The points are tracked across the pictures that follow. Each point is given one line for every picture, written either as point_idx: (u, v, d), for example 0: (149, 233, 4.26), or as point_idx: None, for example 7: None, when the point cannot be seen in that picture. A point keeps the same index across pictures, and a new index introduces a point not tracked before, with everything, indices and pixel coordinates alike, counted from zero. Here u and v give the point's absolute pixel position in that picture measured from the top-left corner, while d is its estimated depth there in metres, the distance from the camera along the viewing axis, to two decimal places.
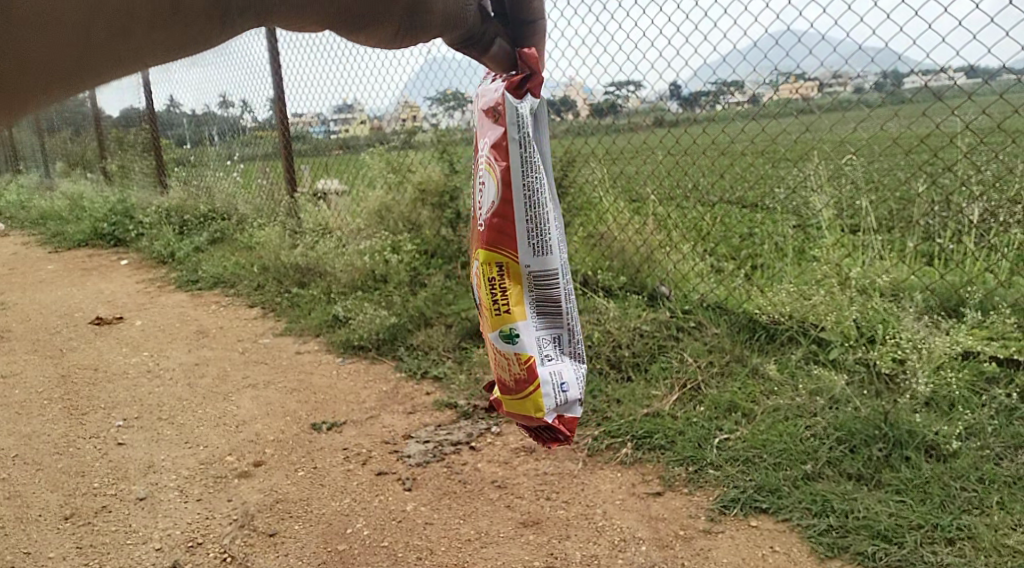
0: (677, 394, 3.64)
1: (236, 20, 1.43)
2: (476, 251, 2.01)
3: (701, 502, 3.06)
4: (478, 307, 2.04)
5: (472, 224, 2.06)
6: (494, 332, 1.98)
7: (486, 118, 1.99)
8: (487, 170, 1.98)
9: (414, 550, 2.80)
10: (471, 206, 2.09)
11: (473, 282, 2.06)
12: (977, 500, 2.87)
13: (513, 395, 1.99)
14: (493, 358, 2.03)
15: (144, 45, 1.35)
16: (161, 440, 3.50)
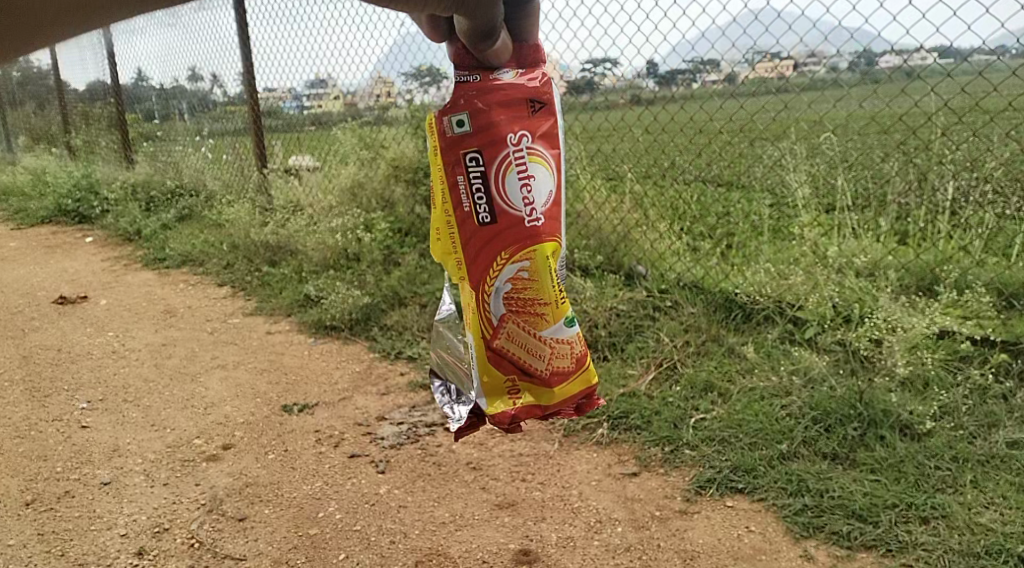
0: (653, 374, 3.63)
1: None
2: (527, 249, 1.75)
3: (677, 483, 3.05)
4: (523, 307, 1.77)
5: (496, 227, 1.75)
6: (554, 322, 1.79)
7: (515, 106, 1.75)
8: (534, 162, 1.75)
9: (388, 534, 2.75)
10: (475, 209, 1.76)
11: (504, 288, 1.76)
12: (951, 479, 2.87)
13: (574, 379, 1.83)
14: (540, 355, 1.80)
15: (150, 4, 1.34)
16: (126, 422, 3.42)
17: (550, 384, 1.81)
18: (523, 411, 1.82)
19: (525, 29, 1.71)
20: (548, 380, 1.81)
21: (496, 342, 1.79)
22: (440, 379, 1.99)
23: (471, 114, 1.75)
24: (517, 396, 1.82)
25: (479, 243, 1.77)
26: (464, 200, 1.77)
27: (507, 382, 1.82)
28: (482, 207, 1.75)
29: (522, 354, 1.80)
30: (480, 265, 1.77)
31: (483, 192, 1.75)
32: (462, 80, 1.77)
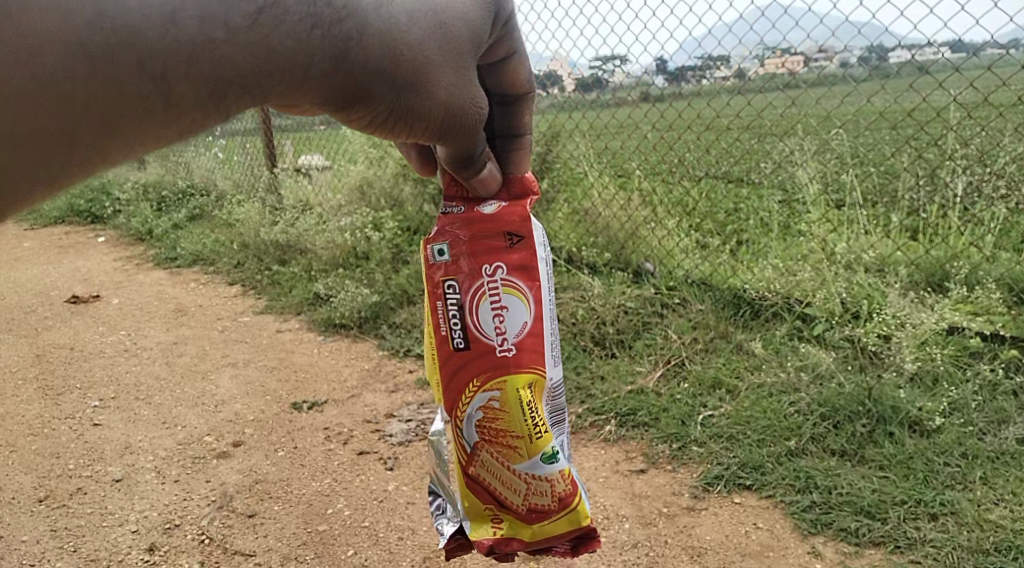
0: (661, 371, 3.64)
1: (237, 104, 1.00)
2: (499, 377, 1.51)
3: (685, 480, 3.06)
4: (493, 438, 1.53)
5: (466, 357, 1.53)
6: (531, 456, 1.53)
7: (495, 238, 1.55)
8: (508, 293, 1.54)
9: (396, 530, 2.75)
10: (447, 338, 1.54)
11: (474, 417, 1.53)
12: (960, 476, 2.87)
13: (555, 518, 1.54)
14: (515, 487, 1.54)
15: (142, 140, 0.98)
16: (138, 420, 3.46)
17: (527, 520, 1.55)
18: (499, 543, 1.56)
19: (517, 165, 1.50)
20: (524, 516, 1.55)
21: (471, 470, 1.55)
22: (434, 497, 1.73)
23: (451, 242, 1.56)
24: (495, 528, 1.56)
25: (448, 372, 1.55)
26: (435, 329, 1.56)
27: (485, 512, 1.57)
28: (453, 336, 1.54)
29: (495, 485, 1.55)
30: (451, 391, 1.55)
31: (454, 319, 1.54)
32: (447, 211, 1.59)
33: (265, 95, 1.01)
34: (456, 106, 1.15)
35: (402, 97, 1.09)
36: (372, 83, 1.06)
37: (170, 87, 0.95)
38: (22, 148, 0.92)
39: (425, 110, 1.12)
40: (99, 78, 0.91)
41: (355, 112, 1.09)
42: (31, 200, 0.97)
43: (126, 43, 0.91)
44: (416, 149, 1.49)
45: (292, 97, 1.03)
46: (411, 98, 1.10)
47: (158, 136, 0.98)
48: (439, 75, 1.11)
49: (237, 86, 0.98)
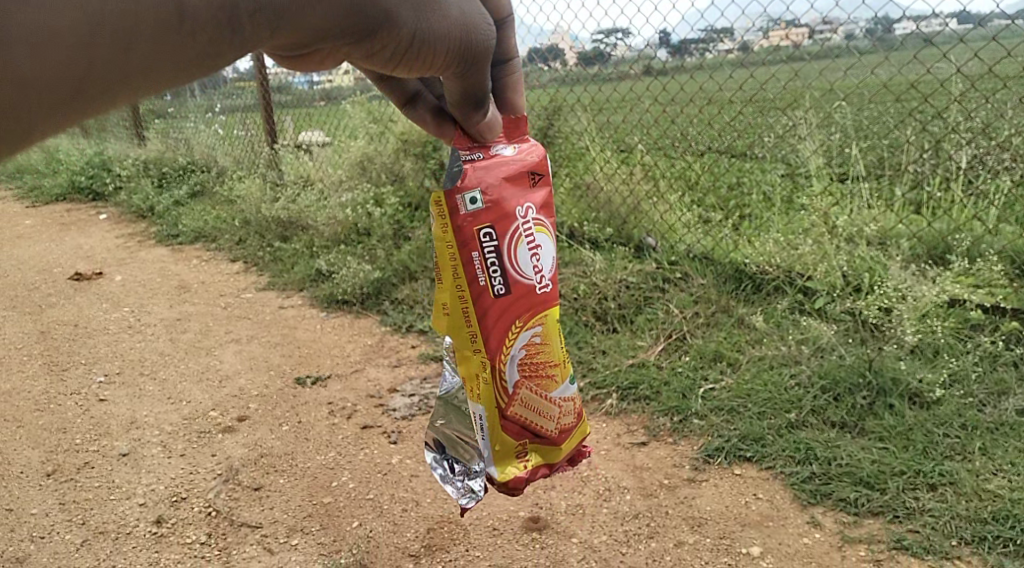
0: (662, 345, 3.66)
1: (248, 27, 1.05)
2: (541, 314, 1.68)
3: (686, 452, 3.09)
4: (535, 372, 1.69)
5: (509, 299, 1.65)
6: (562, 381, 1.73)
7: (518, 180, 1.68)
8: (540, 232, 1.68)
9: (400, 502, 2.78)
10: (489, 285, 1.64)
11: (519, 356, 1.67)
12: (959, 446, 2.90)
13: (575, 434, 1.77)
14: (549, 416, 1.71)
15: (157, 60, 1.01)
16: (143, 395, 3.49)
17: (558, 443, 1.73)
18: (532, 472, 1.71)
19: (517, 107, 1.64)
20: (557, 440, 1.73)
21: (511, 409, 1.68)
22: (434, 451, 1.76)
23: (482, 190, 1.64)
24: (524, 460, 1.71)
25: (492, 316, 1.65)
26: (475, 278, 1.64)
27: (518, 446, 1.70)
28: (495, 281, 1.64)
29: (533, 417, 1.70)
30: (494, 336, 1.65)
31: (494, 264, 1.64)
32: (467, 159, 1.66)
33: (283, 21, 1.07)
34: (470, 29, 1.24)
35: (419, 18, 1.17)
36: (390, 7, 1.14)
37: (181, 4, 1.01)
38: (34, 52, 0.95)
39: (441, 30, 1.20)
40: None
41: (378, 39, 1.15)
42: (49, 125, 1.00)
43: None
44: (428, 111, 1.64)
45: (317, 24, 1.10)
46: (428, 18, 1.18)
47: (172, 60, 1.02)
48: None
49: (248, 3, 1.04)
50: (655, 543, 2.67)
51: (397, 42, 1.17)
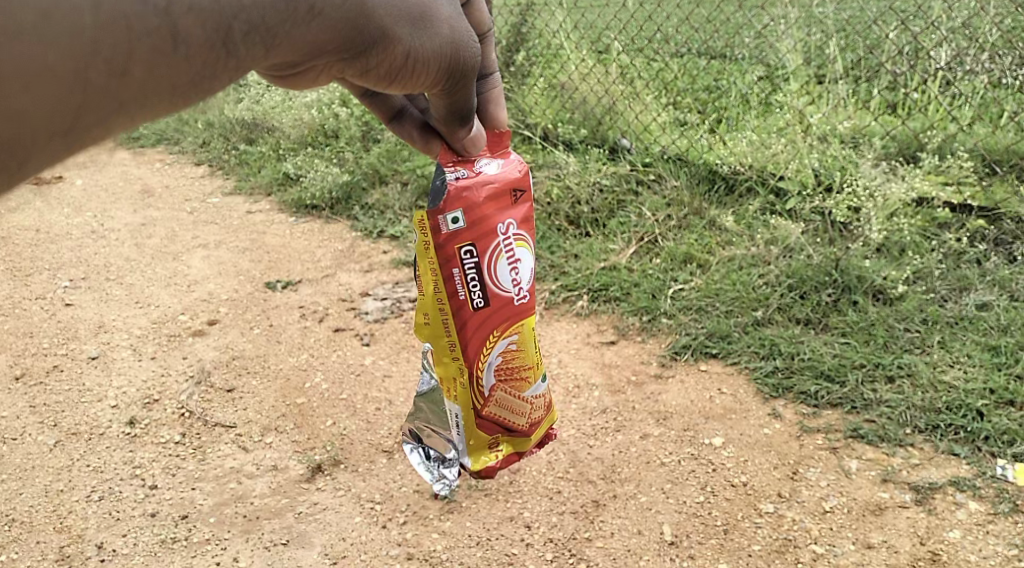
0: (634, 248, 3.70)
1: (243, 47, 1.00)
2: (519, 324, 1.73)
3: (654, 350, 3.17)
4: (510, 376, 1.76)
5: (488, 312, 1.70)
6: (536, 382, 1.80)
7: (500, 197, 1.70)
8: (519, 245, 1.72)
9: (374, 402, 2.85)
10: (468, 298, 1.69)
11: (495, 363, 1.74)
12: (919, 341, 2.98)
13: (545, 424, 1.87)
14: (523, 414, 1.80)
15: (148, 86, 0.96)
16: (110, 299, 3.52)
17: (530, 437, 1.83)
18: (503, 463, 1.82)
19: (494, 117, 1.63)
20: (529, 435, 1.82)
21: (485, 410, 1.76)
22: (411, 440, 1.88)
23: (465, 209, 1.67)
24: (496, 452, 1.81)
25: (471, 329, 1.71)
26: (455, 292, 1.69)
27: (490, 442, 1.80)
28: (473, 293, 1.69)
29: (505, 417, 1.78)
30: (473, 346, 1.72)
31: (474, 280, 1.69)
32: (450, 179, 1.67)
33: (275, 39, 1.02)
34: (459, 45, 1.18)
35: (412, 35, 1.12)
36: (381, 24, 1.09)
37: (176, 25, 0.94)
38: (28, 92, 0.89)
39: (433, 46, 1.15)
40: (104, 13, 0.90)
41: (372, 54, 1.11)
42: (45, 155, 0.95)
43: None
44: (416, 129, 1.64)
45: (309, 40, 1.05)
46: (420, 35, 1.13)
47: (166, 82, 0.97)
48: (440, 9, 1.15)
49: (242, 24, 0.99)
50: (622, 436, 2.76)
51: (386, 67, 1.14)
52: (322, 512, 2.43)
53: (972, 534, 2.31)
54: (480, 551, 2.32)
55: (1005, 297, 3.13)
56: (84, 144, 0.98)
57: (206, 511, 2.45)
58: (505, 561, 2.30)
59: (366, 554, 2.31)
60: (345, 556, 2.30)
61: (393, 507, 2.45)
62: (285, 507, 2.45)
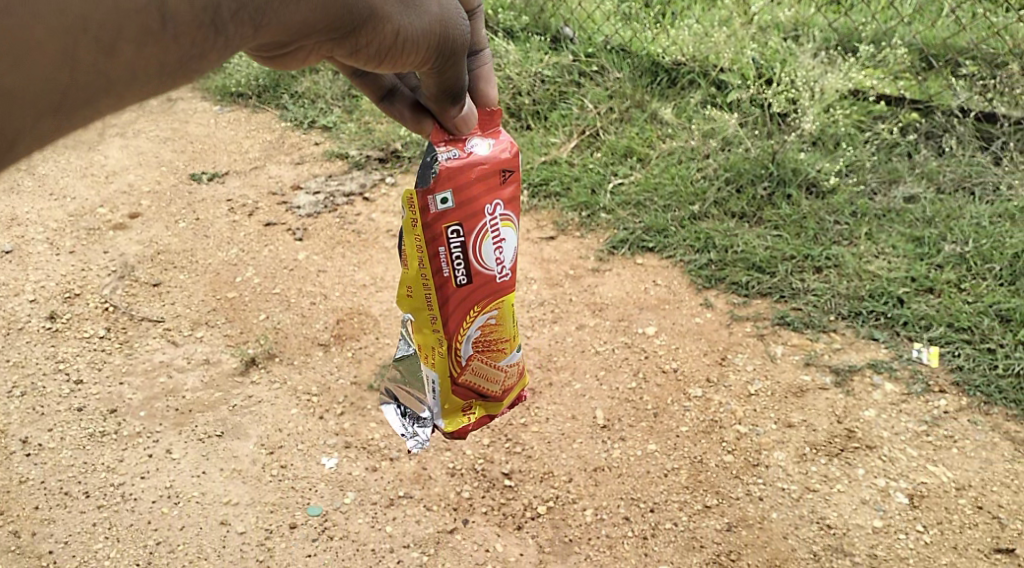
0: (575, 142, 3.68)
1: (231, 25, 0.99)
2: (499, 300, 1.62)
3: (592, 245, 3.18)
4: (486, 347, 1.64)
5: (469, 290, 1.58)
6: (512, 351, 1.69)
7: (491, 175, 1.56)
8: (507, 225, 1.59)
9: (308, 297, 2.83)
10: (451, 276, 1.56)
11: (473, 335, 1.62)
12: (847, 233, 3.04)
13: (517, 390, 1.76)
14: (495, 380, 1.68)
15: (136, 64, 0.95)
16: (20, 191, 3.44)
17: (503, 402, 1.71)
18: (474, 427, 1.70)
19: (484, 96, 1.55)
20: (501, 401, 1.71)
21: (461, 378, 1.63)
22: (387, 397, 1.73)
23: (454, 188, 1.52)
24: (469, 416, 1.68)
25: (451, 306, 1.58)
26: (439, 270, 1.55)
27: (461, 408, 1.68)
28: (456, 271, 1.56)
29: (478, 385, 1.66)
30: (453, 321, 1.58)
31: (457, 259, 1.55)
32: (442, 157, 1.52)
33: (263, 19, 1.02)
34: (448, 22, 1.21)
35: (402, 14, 1.15)
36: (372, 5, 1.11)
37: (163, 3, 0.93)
38: (20, 68, 0.87)
39: (421, 25, 1.17)
40: None
41: (363, 34, 1.13)
42: (39, 133, 0.93)
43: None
44: (407, 108, 1.60)
45: (297, 21, 1.05)
46: (410, 14, 1.16)
47: (157, 61, 0.96)
48: None
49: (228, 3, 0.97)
50: (558, 327, 2.79)
51: (379, 43, 1.15)
52: (257, 404, 2.45)
53: (886, 413, 2.40)
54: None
55: (932, 190, 3.19)
56: (77, 125, 0.96)
57: (137, 405, 2.45)
58: (442, 447, 2.32)
59: (304, 444, 2.33)
60: (281, 446, 2.32)
61: (330, 398, 2.46)
62: (218, 400, 2.46)
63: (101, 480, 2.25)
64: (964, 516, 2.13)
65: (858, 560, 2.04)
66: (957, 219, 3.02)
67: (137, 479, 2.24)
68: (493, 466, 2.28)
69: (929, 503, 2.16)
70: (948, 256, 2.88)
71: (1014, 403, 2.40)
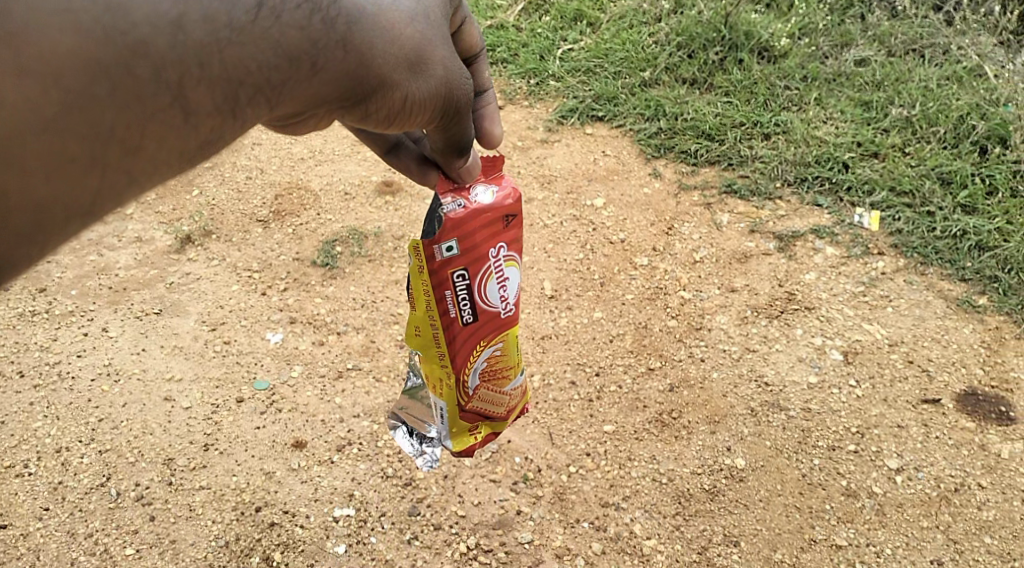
0: (522, 6, 3.58)
1: (249, 110, 0.85)
2: (505, 333, 1.36)
3: (540, 115, 3.11)
4: (493, 381, 1.39)
5: (474, 328, 1.32)
6: (520, 379, 1.44)
7: (495, 211, 1.29)
8: (511, 262, 1.32)
9: (243, 171, 2.80)
10: (456, 314, 1.30)
11: (480, 369, 1.36)
12: (797, 99, 3.03)
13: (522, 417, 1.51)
14: (504, 410, 1.42)
15: (160, 159, 0.84)
16: None
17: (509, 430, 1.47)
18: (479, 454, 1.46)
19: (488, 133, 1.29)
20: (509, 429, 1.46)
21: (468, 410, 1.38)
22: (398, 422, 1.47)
23: (456, 226, 1.26)
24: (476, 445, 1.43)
25: (454, 345, 1.32)
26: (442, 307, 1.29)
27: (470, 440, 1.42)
28: (463, 310, 1.30)
29: (486, 418, 1.41)
30: (457, 361, 1.33)
31: (460, 299, 1.29)
32: (447, 207, 1.26)
33: (278, 102, 0.87)
34: (453, 82, 0.99)
35: (412, 80, 0.94)
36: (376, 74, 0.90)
37: (182, 97, 0.81)
38: (42, 178, 0.79)
39: (432, 87, 0.96)
40: (115, 91, 0.78)
41: (372, 102, 0.93)
42: (62, 238, 0.83)
43: (140, 52, 0.78)
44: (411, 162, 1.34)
45: (305, 98, 0.88)
46: (417, 79, 0.94)
47: (182, 152, 0.85)
48: (437, 48, 0.95)
49: (249, 89, 0.84)
50: None
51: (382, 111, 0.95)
52: (196, 281, 2.41)
53: (826, 275, 2.45)
54: (365, 313, 2.30)
55: (883, 53, 3.17)
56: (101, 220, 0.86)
57: (67, 284, 2.39)
58: (391, 321, 2.28)
59: (247, 320, 2.28)
60: (224, 322, 2.27)
61: (273, 275, 2.42)
62: (152, 278, 2.41)
63: (35, 360, 2.18)
64: (895, 370, 2.19)
65: (793, 414, 2.08)
66: (905, 83, 3.03)
67: (74, 357, 2.18)
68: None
69: (862, 359, 2.22)
70: (894, 120, 2.90)
71: (949, 263, 2.47)
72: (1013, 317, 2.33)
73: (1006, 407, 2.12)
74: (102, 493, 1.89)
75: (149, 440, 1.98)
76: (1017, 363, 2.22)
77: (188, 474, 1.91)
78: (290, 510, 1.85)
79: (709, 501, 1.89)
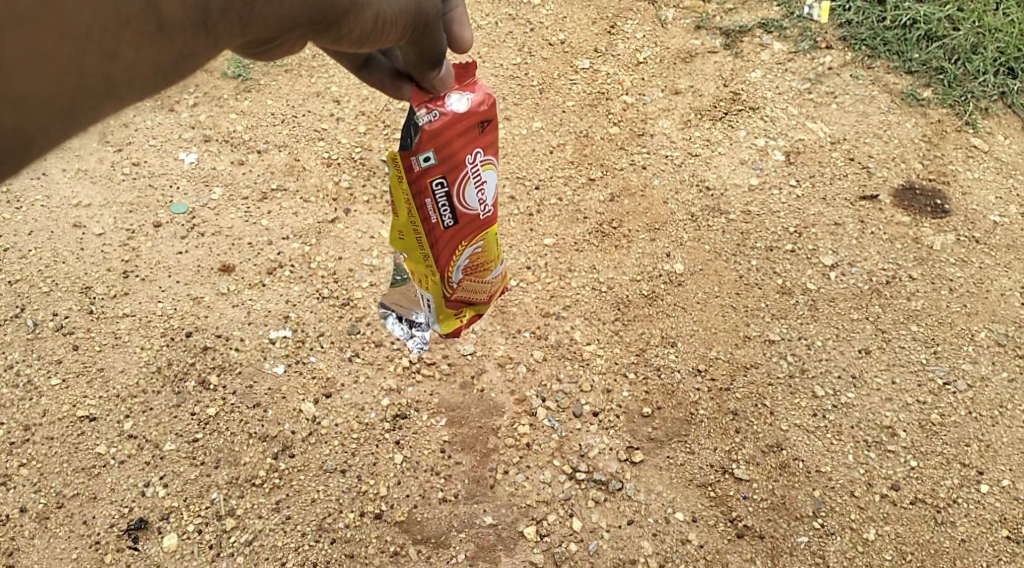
0: None
1: (221, 25, 0.87)
2: (485, 233, 1.36)
3: None
4: (477, 277, 1.40)
5: (456, 233, 1.32)
6: (500, 271, 1.45)
7: (473, 120, 1.25)
8: (489, 167, 1.30)
9: None
10: (438, 221, 1.29)
11: (463, 269, 1.37)
12: None
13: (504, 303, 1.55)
14: (488, 300, 1.45)
15: (138, 72, 0.86)
16: None
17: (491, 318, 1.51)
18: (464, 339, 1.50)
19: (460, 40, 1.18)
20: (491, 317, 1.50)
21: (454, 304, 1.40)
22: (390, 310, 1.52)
23: (436, 139, 1.23)
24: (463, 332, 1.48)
25: (437, 250, 1.32)
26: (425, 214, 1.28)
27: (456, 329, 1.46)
28: (444, 215, 1.29)
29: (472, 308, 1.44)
30: (441, 262, 1.34)
31: (442, 208, 1.28)
32: (422, 118, 1.21)
33: (250, 19, 0.89)
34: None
35: None
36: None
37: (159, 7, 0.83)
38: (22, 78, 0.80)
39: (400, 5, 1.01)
40: None
41: (343, 24, 0.98)
42: (40, 142, 0.85)
43: None
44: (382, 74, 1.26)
45: (277, 17, 0.91)
46: None
47: (156, 65, 0.87)
48: None
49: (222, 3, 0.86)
50: None
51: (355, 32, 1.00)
52: None
53: (772, 73, 2.42)
54: (285, 130, 2.24)
55: None
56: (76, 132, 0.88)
57: None
58: (314, 138, 2.23)
59: (156, 140, 2.23)
60: (130, 142, 2.22)
61: (179, 91, 2.34)
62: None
63: None
64: (836, 169, 2.22)
65: (732, 218, 2.12)
66: None
67: None
68: (372, 155, 2.19)
69: (804, 159, 2.23)
70: None
71: (897, 56, 2.43)
72: (954, 110, 2.34)
73: (941, 200, 2.17)
74: (18, 325, 1.91)
75: (63, 269, 1.99)
76: (955, 156, 2.25)
77: (108, 302, 1.93)
78: (224, 334, 1.88)
79: (648, 306, 1.96)
